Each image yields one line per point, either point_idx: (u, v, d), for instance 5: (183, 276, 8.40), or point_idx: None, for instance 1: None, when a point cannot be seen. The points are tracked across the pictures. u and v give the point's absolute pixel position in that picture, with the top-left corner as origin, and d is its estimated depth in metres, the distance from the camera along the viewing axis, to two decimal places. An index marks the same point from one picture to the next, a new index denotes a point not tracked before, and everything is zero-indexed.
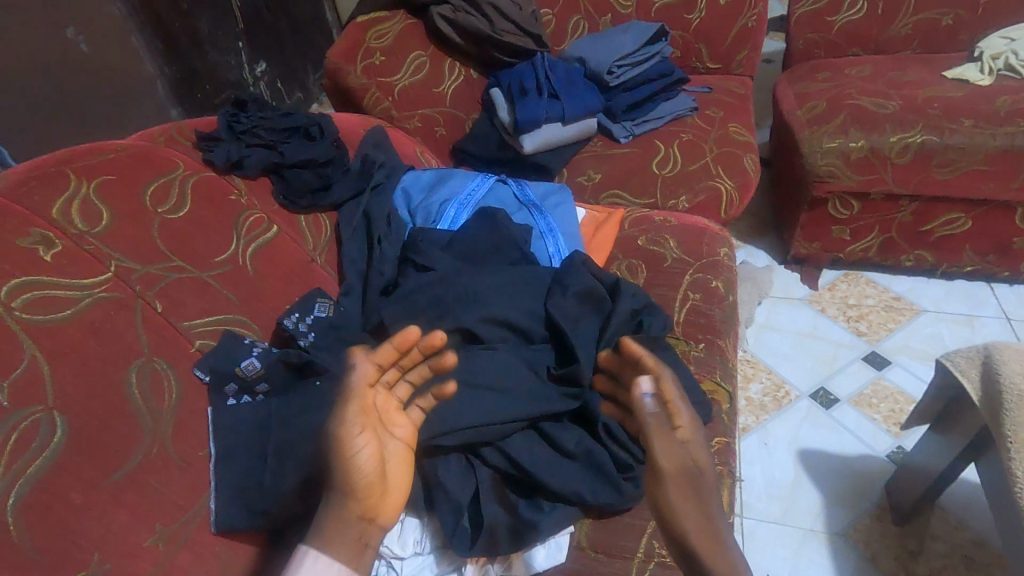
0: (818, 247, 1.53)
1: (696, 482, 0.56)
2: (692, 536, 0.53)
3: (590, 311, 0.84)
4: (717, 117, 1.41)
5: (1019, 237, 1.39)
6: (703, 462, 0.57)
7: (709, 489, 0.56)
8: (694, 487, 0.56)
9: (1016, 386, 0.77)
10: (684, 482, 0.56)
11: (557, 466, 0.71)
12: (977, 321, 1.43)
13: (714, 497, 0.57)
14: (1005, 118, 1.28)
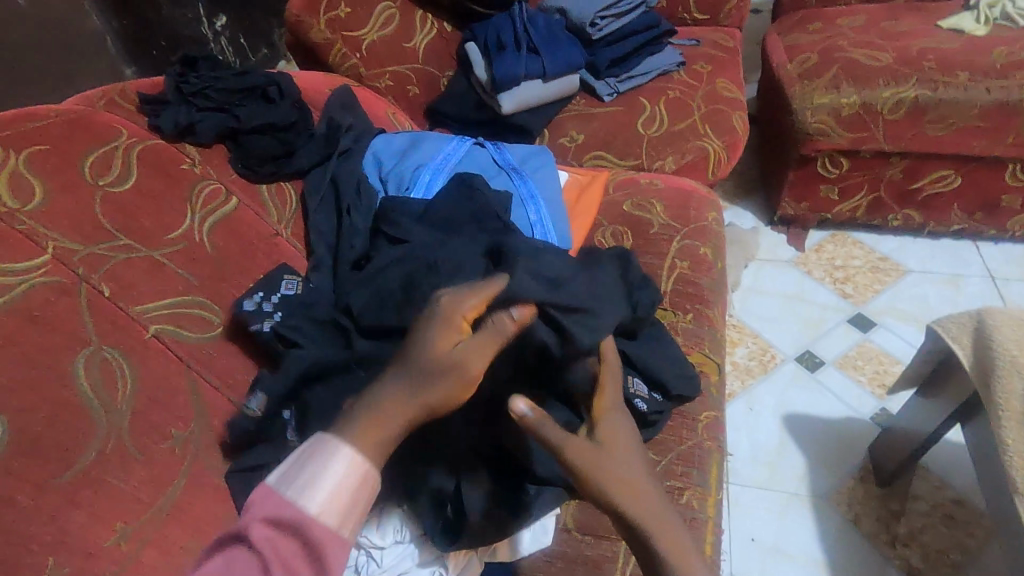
0: (806, 208, 1.50)
1: (614, 463, 0.53)
2: (620, 501, 0.52)
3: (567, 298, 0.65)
4: (705, 72, 1.34)
5: (1006, 194, 1.38)
6: (610, 440, 0.55)
7: (617, 452, 0.54)
8: (606, 463, 0.53)
9: (1009, 352, 0.75)
10: (598, 467, 0.53)
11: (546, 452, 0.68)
12: (962, 280, 1.42)
13: (632, 460, 0.54)
14: (1001, 71, 1.24)
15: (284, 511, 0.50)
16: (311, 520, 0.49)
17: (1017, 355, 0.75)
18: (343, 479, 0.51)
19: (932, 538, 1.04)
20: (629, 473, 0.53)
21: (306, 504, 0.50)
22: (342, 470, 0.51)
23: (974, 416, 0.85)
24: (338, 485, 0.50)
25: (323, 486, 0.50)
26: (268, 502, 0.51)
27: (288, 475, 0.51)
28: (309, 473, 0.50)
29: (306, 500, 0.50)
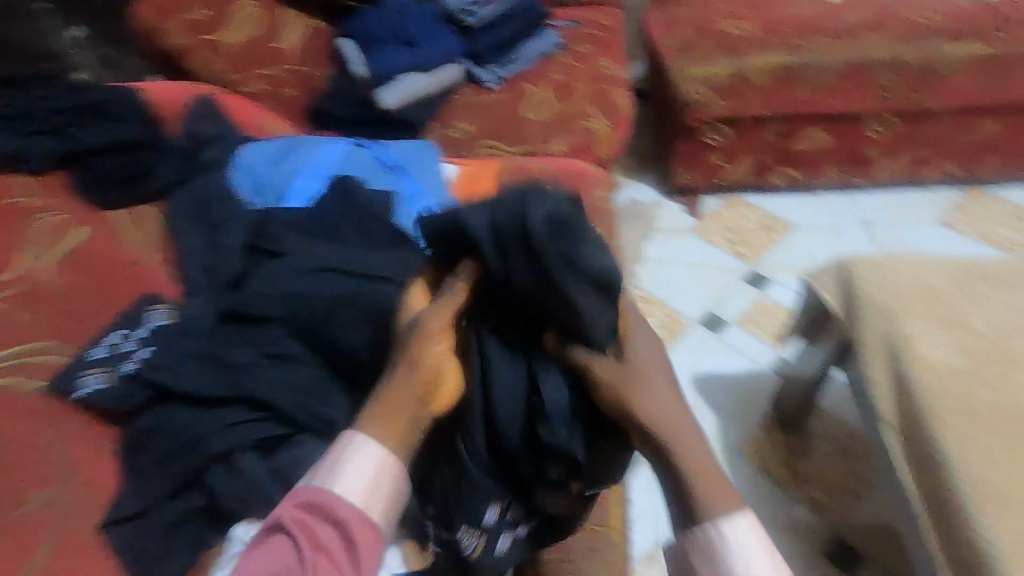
0: (697, 176, 1.56)
1: (655, 385, 0.55)
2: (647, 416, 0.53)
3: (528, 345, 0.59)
4: (585, 52, 1.35)
5: (870, 146, 1.48)
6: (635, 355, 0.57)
7: (641, 363, 0.56)
8: (627, 377, 0.55)
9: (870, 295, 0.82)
10: (634, 390, 0.54)
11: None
12: (842, 231, 1.53)
13: (653, 370, 0.56)
14: (852, 32, 1.32)
15: (319, 501, 0.50)
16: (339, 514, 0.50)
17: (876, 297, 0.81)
18: (369, 465, 0.51)
19: (832, 472, 1.12)
20: (663, 398, 0.55)
21: (338, 490, 0.50)
22: (371, 458, 0.52)
23: (849, 359, 0.92)
24: (365, 475, 0.51)
25: (354, 468, 0.51)
26: (295, 503, 0.51)
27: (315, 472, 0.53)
28: (334, 458, 0.52)
29: (334, 484, 0.51)
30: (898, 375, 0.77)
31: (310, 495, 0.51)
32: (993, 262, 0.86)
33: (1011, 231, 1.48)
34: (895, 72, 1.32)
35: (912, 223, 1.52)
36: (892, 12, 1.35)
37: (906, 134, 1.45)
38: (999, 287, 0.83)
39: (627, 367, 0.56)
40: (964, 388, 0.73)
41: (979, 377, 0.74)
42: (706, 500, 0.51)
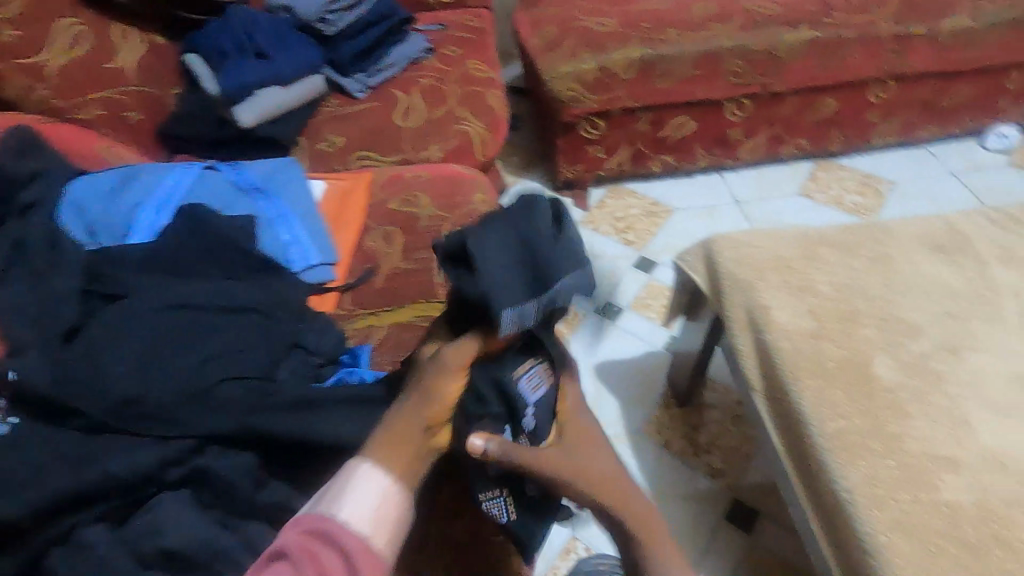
0: (581, 170, 1.60)
1: (595, 457, 0.58)
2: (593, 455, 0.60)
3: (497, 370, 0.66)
4: (455, 55, 1.35)
5: (732, 129, 1.58)
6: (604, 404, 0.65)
7: (604, 406, 0.64)
8: (591, 419, 0.63)
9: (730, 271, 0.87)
10: (575, 466, 0.56)
11: (319, 423, 0.66)
12: (716, 210, 1.63)
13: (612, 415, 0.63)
14: (700, 24, 1.41)
15: (322, 529, 0.48)
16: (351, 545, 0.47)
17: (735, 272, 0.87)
18: (379, 492, 0.50)
19: (727, 438, 1.19)
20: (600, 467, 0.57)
21: (340, 517, 0.49)
22: (380, 484, 0.51)
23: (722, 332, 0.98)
24: (368, 501, 0.50)
25: (354, 496, 0.50)
26: (300, 530, 0.48)
27: (321, 499, 0.51)
28: (336, 486, 0.51)
29: (336, 510, 0.49)
30: (760, 343, 0.82)
31: (318, 520, 0.49)
32: (833, 227, 0.93)
33: (857, 195, 1.63)
34: (742, 59, 1.42)
35: (774, 196, 1.65)
36: (734, 3, 1.45)
37: (760, 114, 1.56)
38: (839, 251, 0.89)
39: (565, 452, 0.58)
40: (809, 356, 0.79)
41: (826, 335, 0.80)
42: (648, 541, 0.52)
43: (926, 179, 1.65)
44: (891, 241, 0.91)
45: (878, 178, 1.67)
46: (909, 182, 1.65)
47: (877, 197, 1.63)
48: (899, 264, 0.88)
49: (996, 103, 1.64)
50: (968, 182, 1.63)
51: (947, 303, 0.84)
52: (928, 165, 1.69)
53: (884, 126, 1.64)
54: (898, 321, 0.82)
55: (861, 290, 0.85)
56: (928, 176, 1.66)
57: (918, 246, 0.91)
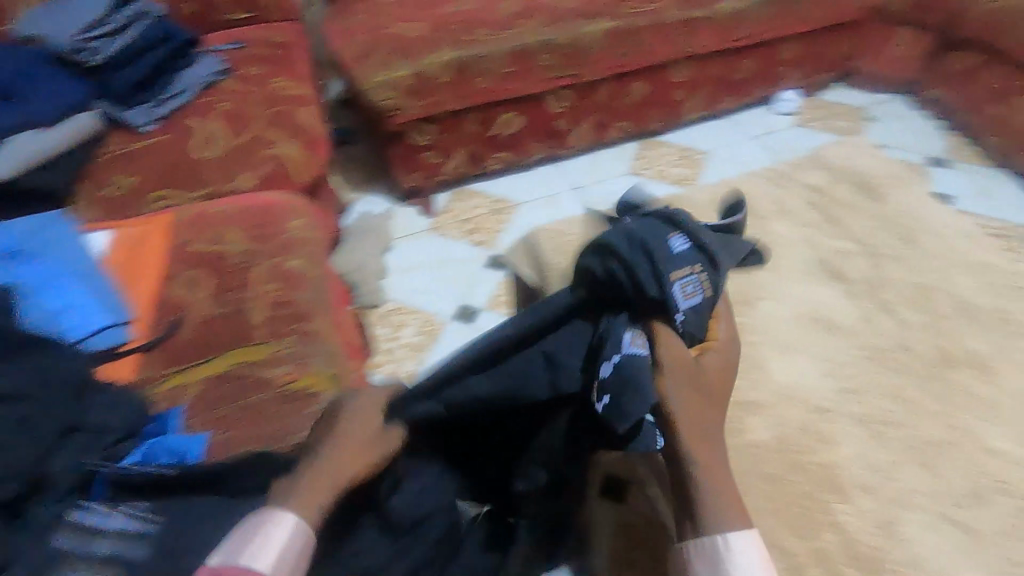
0: (421, 176, 1.61)
1: (704, 415, 0.68)
2: (678, 418, 0.67)
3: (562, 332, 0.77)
4: (256, 74, 1.26)
5: (558, 120, 1.64)
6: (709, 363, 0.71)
7: (703, 379, 0.70)
8: (689, 381, 0.68)
9: None
10: (688, 410, 0.67)
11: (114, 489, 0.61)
12: (558, 198, 1.68)
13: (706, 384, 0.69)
14: (506, 23, 1.44)
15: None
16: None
17: None
18: (291, 541, 0.55)
19: None
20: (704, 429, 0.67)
21: (252, 564, 0.52)
22: (286, 534, 0.56)
23: None
24: (285, 547, 0.54)
25: (272, 543, 0.54)
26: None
27: (233, 549, 0.54)
28: (256, 535, 0.55)
29: (253, 559, 0.53)
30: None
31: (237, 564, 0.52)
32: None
33: (679, 167, 1.77)
34: (553, 54, 1.48)
35: (608, 177, 1.74)
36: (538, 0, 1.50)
37: (581, 103, 1.64)
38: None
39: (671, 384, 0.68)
40: None
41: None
42: (713, 516, 0.61)
43: (734, 146, 1.84)
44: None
45: (694, 150, 1.83)
46: (720, 150, 1.83)
47: (696, 167, 1.78)
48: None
49: (778, 72, 1.85)
50: (767, 144, 1.84)
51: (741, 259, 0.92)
52: (734, 133, 1.88)
53: (692, 103, 1.80)
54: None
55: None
56: (735, 143, 1.85)
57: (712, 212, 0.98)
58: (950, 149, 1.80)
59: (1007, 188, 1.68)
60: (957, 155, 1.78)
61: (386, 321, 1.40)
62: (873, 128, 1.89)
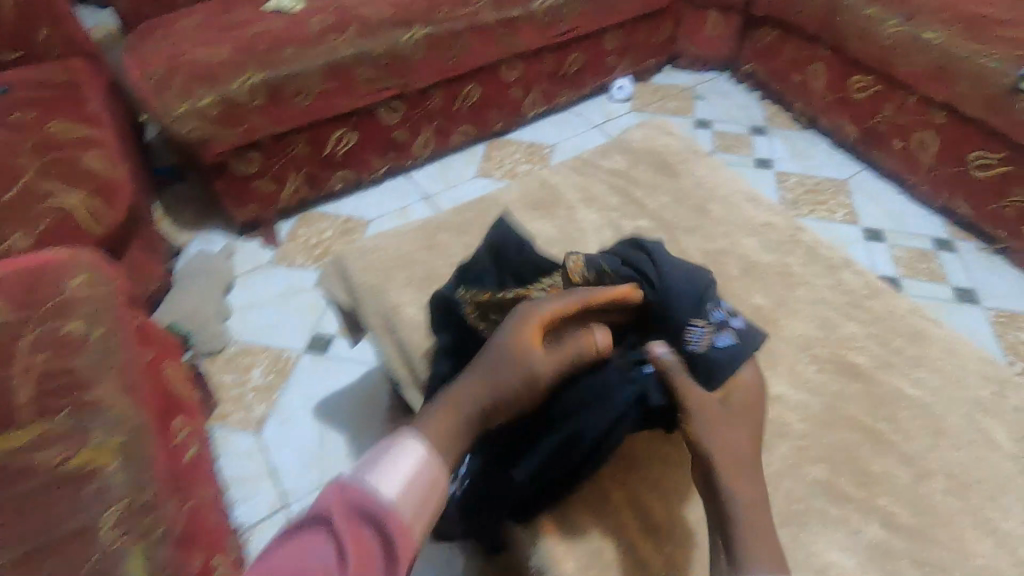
0: (257, 207, 1.53)
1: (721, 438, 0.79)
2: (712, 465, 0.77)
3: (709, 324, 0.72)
4: (28, 121, 1.16)
5: (395, 132, 1.62)
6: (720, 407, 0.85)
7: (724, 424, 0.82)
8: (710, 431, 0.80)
9: (359, 279, 0.87)
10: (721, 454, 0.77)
11: None
12: (409, 210, 1.66)
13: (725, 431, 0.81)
14: (317, 38, 1.39)
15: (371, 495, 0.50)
16: (388, 514, 0.49)
17: (362, 280, 0.87)
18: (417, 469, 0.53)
19: None
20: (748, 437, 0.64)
21: (386, 493, 0.50)
22: (423, 462, 0.54)
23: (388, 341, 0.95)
24: (415, 477, 0.52)
25: (403, 467, 0.52)
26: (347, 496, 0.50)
27: (367, 463, 0.52)
28: (391, 454, 0.53)
29: (384, 480, 0.51)
30: (396, 343, 0.82)
31: (361, 484, 0.50)
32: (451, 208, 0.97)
33: (526, 164, 1.80)
34: (371, 66, 1.44)
35: (458, 182, 1.74)
36: (350, 12, 1.47)
37: (415, 112, 1.62)
38: (455, 232, 0.92)
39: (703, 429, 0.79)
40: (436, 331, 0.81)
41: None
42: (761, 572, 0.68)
43: (576, 137, 1.89)
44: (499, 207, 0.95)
45: (541, 145, 1.87)
46: (564, 142, 1.88)
47: (542, 161, 1.82)
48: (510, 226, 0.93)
49: (607, 62, 1.93)
50: (607, 131, 1.91)
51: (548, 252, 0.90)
52: (576, 124, 1.94)
53: (530, 100, 1.84)
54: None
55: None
56: (577, 134, 1.90)
57: (519, 207, 0.97)
58: (767, 118, 1.97)
59: (816, 148, 1.85)
60: (774, 123, 1.95)
61: (230, 365, 1.31)
62: (700, 105, 2.02)
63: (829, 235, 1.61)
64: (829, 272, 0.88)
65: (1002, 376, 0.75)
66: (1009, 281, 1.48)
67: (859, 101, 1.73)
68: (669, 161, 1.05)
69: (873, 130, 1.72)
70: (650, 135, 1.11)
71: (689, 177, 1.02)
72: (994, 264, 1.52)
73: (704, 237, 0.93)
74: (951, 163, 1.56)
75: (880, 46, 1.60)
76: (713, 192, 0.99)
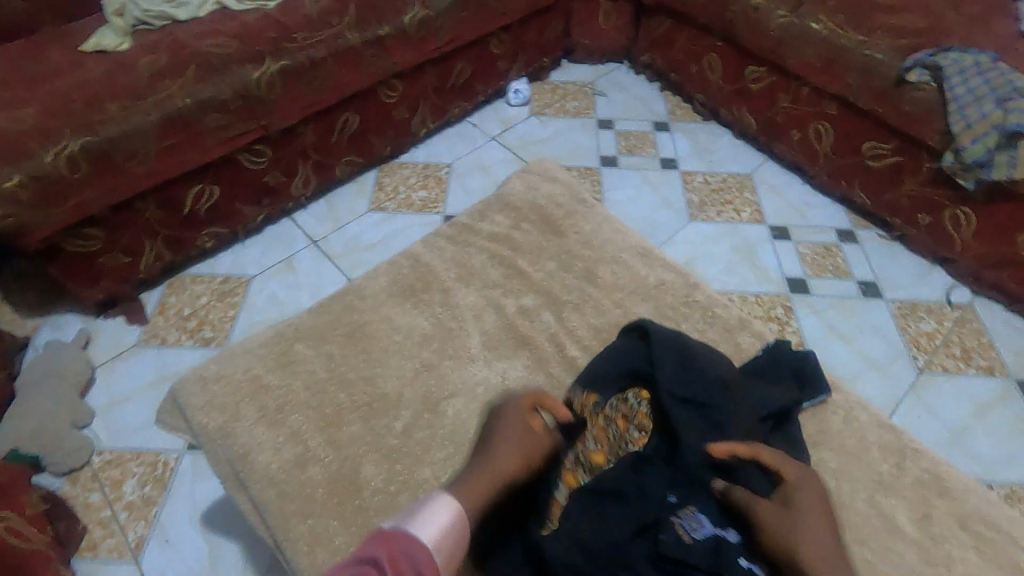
0: (111, 284, 1.33)
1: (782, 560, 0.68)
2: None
3: (789, 386, 0.85)
4: None
5: (265, 175, 1.44)
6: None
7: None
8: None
9: (209, 422, 0.79)
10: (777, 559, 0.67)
11: None
12: (295, 259, 1.50)
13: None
14: (147, 88, 1.19)
15: (406, 539, 0.56)
16: (418, 552, 0.56)
17: (213, 422, 0.79)
18: (449, 524, 0.60)
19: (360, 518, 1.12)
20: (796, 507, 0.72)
21: (421, 536, 0.57)
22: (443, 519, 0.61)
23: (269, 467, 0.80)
24: (441, 526, 0.60)
25: (430, 519, 0.60)
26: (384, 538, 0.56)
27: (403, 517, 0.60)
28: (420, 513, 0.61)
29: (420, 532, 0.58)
30: (249, 500, 0.75)
31: (397, 532, 0.57)
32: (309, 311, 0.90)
33: (421, 190, 1.66)
34: (218, 112, 1.25)
35: (348, 220, 1.58)
36: (186, 48, 1.26)
37: (285, 152, 1.44)
38: (311, 342, 0.86)
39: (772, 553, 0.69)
40: (300, 480, 0.74)
41: (311, 459, 0.76)
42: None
43: (474, 152, 1.76)
44: (361, 302, 0.90)
45: (435, 164, 1.73)
46: (461, 159, 1.74)
47: (439, 184, 1.68)
48: (375, 325, 0.88)
49: (498, 66, 1.80)
50: (506, 141, 1.79)
51: (421, 354, 0.85)
52: (471, 136, 1.80)
53: (418, 118, 1.68)
54: (380, 399, 0.81)
55: (338, 380, 0.82)
56: (475, 148, 1.77)
57: (388, 296, 0.92)
58: (669, 111, 1.90)
59: (719, 141, 1.81)
60: (676, 116, 1.89)
61: (97, 482, 1.15)
62: (601, 102, 1.93)
63: (737, 238, 1.57)
64: (728, 338, 0.92)
65: (903, 446, 0.83)
66: (909, 268, 1.50)
67: (755, 92, 1.68)
68: (555, 218, 1.02)
69: (772, 122, 1.69)
70: (534, 184, 1.07)
71: (575, 235, 1.00)
72: (894, 251, 1.54)
73: (595, 312, 0.92)
74: (846, 154, 1.55)
75: (769, 38, 1.55)
76: (603, 252, 0.98)
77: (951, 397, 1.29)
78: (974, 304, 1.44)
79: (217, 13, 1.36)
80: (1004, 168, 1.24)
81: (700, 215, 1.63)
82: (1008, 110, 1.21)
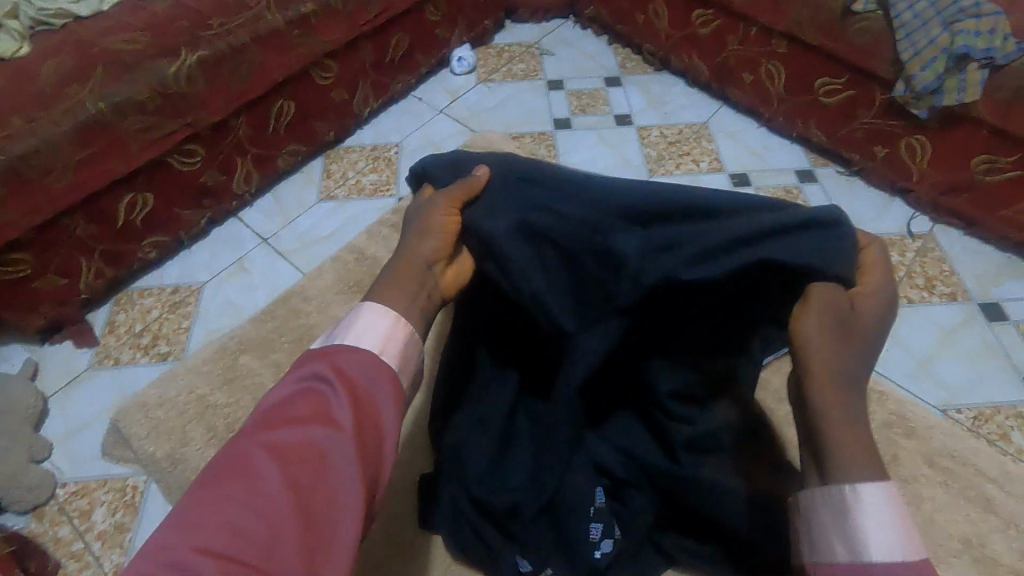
0: (51, 309, 1.26)
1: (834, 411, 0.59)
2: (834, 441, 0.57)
3: None
4: None
5: (200, 175, 1.36)
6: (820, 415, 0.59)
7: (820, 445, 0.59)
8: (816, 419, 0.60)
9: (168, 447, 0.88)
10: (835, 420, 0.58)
11: None
12: (247, 260, 1.44)
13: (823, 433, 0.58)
14: (53, 95, 1.10)
15: (342, 355, 0.56)
16: (368, 363, 0.56)
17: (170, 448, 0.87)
18: (393, 327, 0.59)
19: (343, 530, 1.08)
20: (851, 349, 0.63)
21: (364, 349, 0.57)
22: (380, 330, 0.59)
23: None
24: (379, 337, 0.58)
25: (363, 332, 0.58)
26: (323, 353, 0.57)
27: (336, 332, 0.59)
28: (356, 323, 0.59)
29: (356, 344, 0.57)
30: None
31: (333, 346, 0.57)
32: (254, 321, 1.01)
33: (371, 174, 1.59)
34: (138, 113, 1.17)
35: (298, 213, 1.52)
36: (92, 47, 1.16)
37: (218, 149, 1.36)
38: (258, 354, 0.98)
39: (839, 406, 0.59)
40: None
41: None
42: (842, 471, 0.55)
43: (422, 128, 1.69)
44: (307, 304, 1.03)
45: (383, 145, 1.66)
46: (410, 137, 1.67)
47: (390, 166, 1.61)
48: (321, 328, 1.01)
49: (437, 34, 1.71)
50: (454, 113, 1.72)
51: None
52: (417, 111, 1.73)
53: (359, 98, 1.61)
54: None
55: None
56: (423, 124, 1.70)
57: (335, 294, 1.05)
58: (619, 65, 1.84)
59: (673, 91, 1.77)
60: (628, 69, 1.83)
61: (65, 514, 1.11)
62: (549, 62, 1.86)
63: None
64: None
65: (864, 393, 1.00)
66: (870, 203, 1.50)
67: (704, 36, 1.63)
68: None
69: (723, 66, 1.64)
70: None
71: None
72: (854, 186, 1.53)
73: None
74: (799, 92, 1.52)
75: None
76: None
77: (919, 326, 1.31)
78: (934, 233, 1.45)
79: (123, 5, 1.25)
80: (954, 92, 1.22)
81: (659, 169, 1.59)
82: (955, 31, 1.17)
